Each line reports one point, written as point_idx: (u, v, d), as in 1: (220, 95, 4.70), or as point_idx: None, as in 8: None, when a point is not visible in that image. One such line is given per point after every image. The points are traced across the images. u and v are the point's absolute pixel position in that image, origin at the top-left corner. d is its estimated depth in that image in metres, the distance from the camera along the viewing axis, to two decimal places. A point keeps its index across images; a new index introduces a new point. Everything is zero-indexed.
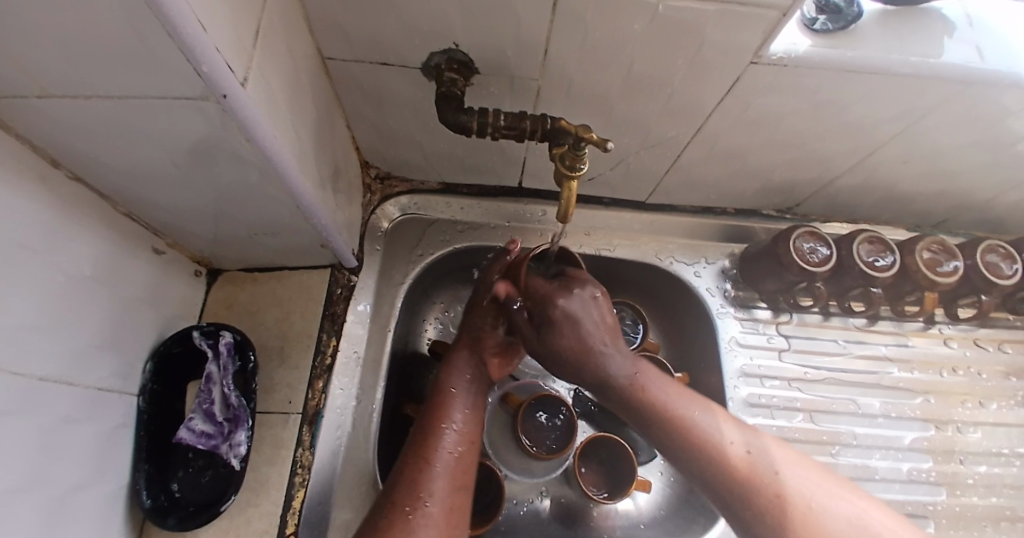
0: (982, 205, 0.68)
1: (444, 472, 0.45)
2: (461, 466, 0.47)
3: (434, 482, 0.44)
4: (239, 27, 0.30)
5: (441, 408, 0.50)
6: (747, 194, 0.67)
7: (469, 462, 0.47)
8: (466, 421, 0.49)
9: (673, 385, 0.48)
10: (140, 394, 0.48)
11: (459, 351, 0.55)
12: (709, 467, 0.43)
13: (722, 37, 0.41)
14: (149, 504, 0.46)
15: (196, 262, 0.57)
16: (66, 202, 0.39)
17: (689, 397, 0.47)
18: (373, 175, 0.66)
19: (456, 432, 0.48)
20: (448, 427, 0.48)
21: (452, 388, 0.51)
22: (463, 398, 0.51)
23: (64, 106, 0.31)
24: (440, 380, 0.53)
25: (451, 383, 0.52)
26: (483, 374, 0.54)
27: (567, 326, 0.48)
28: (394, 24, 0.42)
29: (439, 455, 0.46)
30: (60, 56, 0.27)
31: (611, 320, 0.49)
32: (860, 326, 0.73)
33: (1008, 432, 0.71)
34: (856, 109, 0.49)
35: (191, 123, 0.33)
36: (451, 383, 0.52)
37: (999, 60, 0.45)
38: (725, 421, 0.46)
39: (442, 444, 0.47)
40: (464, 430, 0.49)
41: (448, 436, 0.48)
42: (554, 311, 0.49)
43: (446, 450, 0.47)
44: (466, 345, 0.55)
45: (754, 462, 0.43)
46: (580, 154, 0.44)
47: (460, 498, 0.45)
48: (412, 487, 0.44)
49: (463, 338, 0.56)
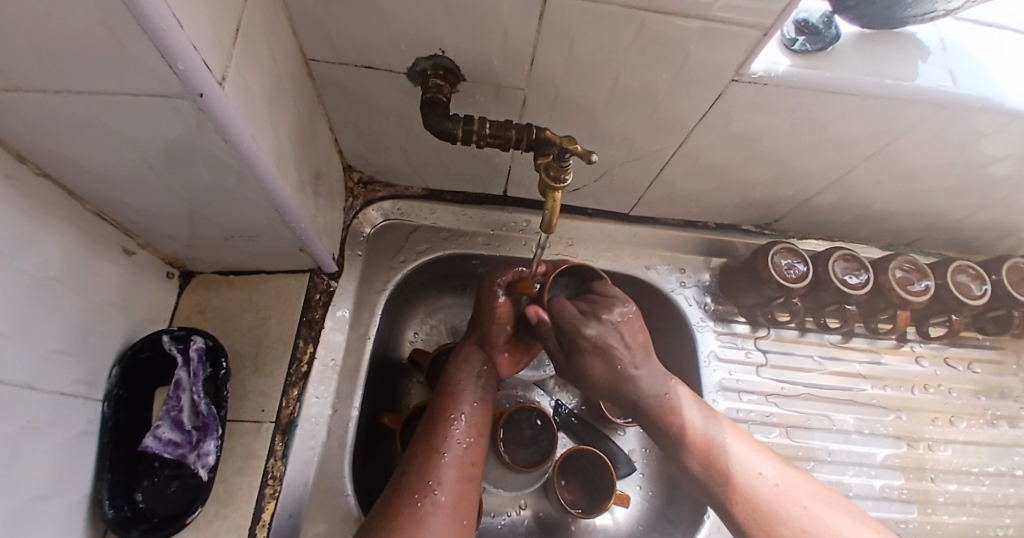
0: (954, 225, 0.70)
1: (454, 462, 0.46)
2: (469, 455, 0.47)
3: (443, 471, 0.45)
4: (217, 25, 0.29)
5: (452, 400, 0.51)
6: (728, 208, 0.68)
7: (477, 453, 0.48)
8: (474, 413, 0.50)
9: (693, 402, 0.51)
10: (105, 400, 0.46)
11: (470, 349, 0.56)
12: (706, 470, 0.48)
13: (705, 55, 0.41)
14: (112, 515, 0.44)
15: (168, 264, 0.55)
16: (32, 199, 0.37)
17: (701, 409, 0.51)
18: (356, 179, 0.65)
19: (465, 423, 0.49)
20: (458, 417, 0.49)
21: (462, 382, 0.52)
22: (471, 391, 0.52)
23: (33, 101, 0.30)
24: (450, 372, 0.53)
25: (461, 376, 0.53)
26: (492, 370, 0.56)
27: (597, 355, 0.51)
28: (381, 29, 0.41)
29: (450, 443, 0.47)
30: (29, 49, 0.26)
31: (643, 340, 0.52)
32: (835, 342, 0.74)
33: (977, 450, 0.73)
34: (832, 129, 0.50)
35: (163, 122, 0.32)
36: (461, 375, 0.53)
37: (970, 85, 0.47)
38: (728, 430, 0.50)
39: (453, 434, 0.48)
40: (472, 423, 0.50)
41: (457, 427, 0.48)
42: (583, 341, 0.50)
43: (456, 439, 0.48)
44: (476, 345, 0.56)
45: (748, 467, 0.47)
46: (564, 165, 0.44)
47: (468, 487, 0.46)
48: (423, 475, 0.45)
49: (473, 336, 0.57)
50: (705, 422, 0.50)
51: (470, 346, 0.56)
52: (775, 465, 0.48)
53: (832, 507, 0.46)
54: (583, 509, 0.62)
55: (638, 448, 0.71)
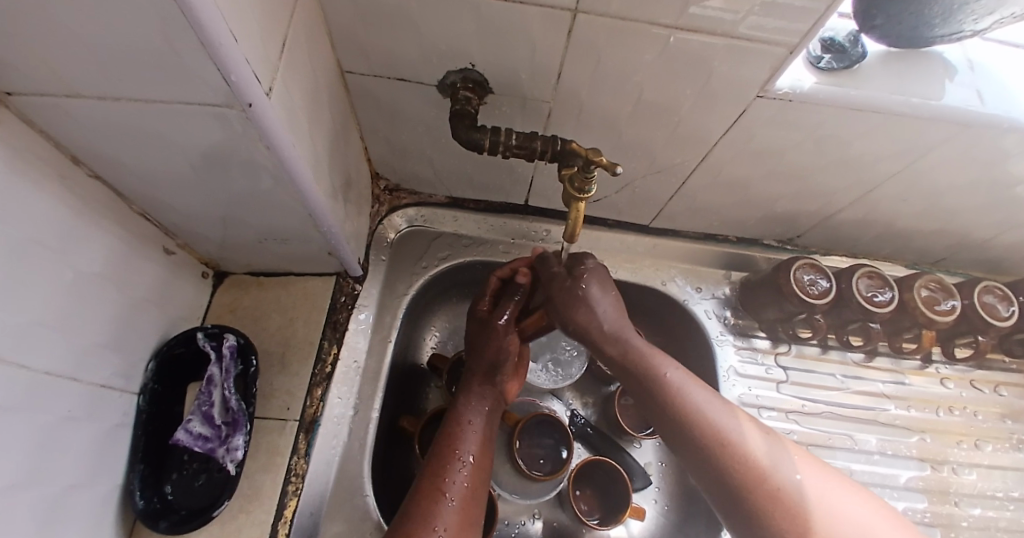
0: (982, 244, 0.69)
1: (458, 505, 0.45)
2: (472, 496, 0.47)
3: (446, 514, 0.44)
4: (266, 39, 0.31)
5: (456, 440, 0.51)
6: (749, 223, 0.68)
7: (480, 498, 0.47)
8: (477, 455, 0.50)
9: (684, 373, 0.47)
10: (140, 394, 0.48)
11: (474, 383, 0.56)
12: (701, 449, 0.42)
13: (728, 71, 0.42)
14: (142, 505, 0.45)
15: (203, 264, 0.57)
16: (83, 199, 0.39)
17: (699, 387, 0.45)
18: (382, 187, 0.67)
19: (469, 465, 0.48)
20: (463, 459, 0.49)
21: (467, 421, 0.52)
22: (477, 431, 0.52)
23: (95, 108, 0.32)
24: (454, 411, 0.54)
25: (465, 415, 0.53)
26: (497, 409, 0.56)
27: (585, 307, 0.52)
28: (415, 43, 0.43)
29: (453, 486, 0.46)
30: (96, 59, 0.28)
31: (619, 311, 0.52)
32: (858, 360, 0.73)
33: (1004, 475, 0.70)
34: (856, 146, 0.50)
35: (211, 129, 0.34)
36: (465, 414, 0.53)
37: (997, 104, 0.46)
38: (732, 412, 0.44)
39: (456, 476, 0.47)
40: (475, 466, 0.49)
41: (461, 469, 0.48)
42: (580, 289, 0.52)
43: (459, 483, 0.47)
44: (479, 380, 0.56)
45: (762, 457, 0.41)
46: (589, 177, 0.45)
47: (472, 533, 0.45)
48: (425, 515, 0.43)
49: (477, 372, 0.57)
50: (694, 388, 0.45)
51: (473, 384, 0.56)
52: (763, 429, 0.44)
53: (844, 493, 0.40)
54: (597, 520, 0.62)
55: (655, 462, 0.70)
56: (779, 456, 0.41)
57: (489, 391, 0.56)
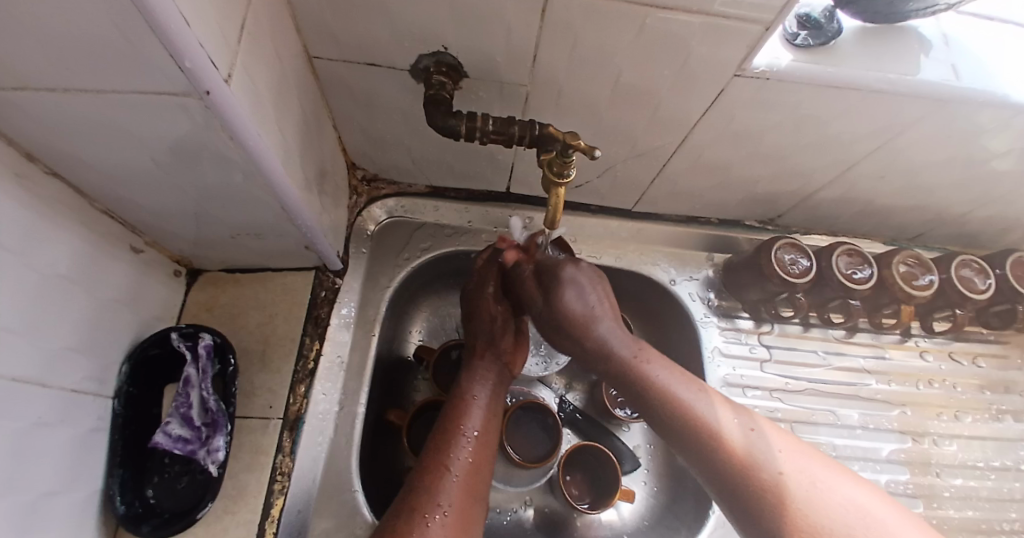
0: (958, 219, 0.70)
1: (461, 482, 0.45)
2: (476, 473, 0.47)
3: (449, 491, 0.44)
4: (223, 25, 0.30)
5: (460, 416, 0.51)
6: (731, 204, 0.68)
7: (484, 474, 0.47)
8: (483, 431, 0.50)
9: (678, 372, 0.47)
10: (115, 398, 0.47)
11: (480, 358, 0.56)
12: (695, 442, 0.43)
13: (706, 50, 0.42)
14: (123, 511, 0.44)
15: (176, 262, 0.56)
16: (42, 198, 0.38)
17: (696, 387, 0.46)
18: (359, 177, 0.65)
19: (473, 442, 0.48)
20: (466, 435, 0.49)
21: (471, 395, 0.52)
22: (481, 407, 0.52)
23: (43, 101, 0.30)
24: (460, 386, 0.53)
25: (471, 390, 0.53)
26: (502, 381, 0.55)
27: (573, 291, 0.51)
28: (385, 27, 0.41)
29: (457, 463, 0.46)
30: (39, 48, 0.26)
31: (609, 303, 0.52)
32: (839, 338, 0.74)
33: (982, 444, 0.73)
34: (835, 125, 0.50)
35: (169, 120, 0.32)
36: (471, 389, 0.53)
37: (973, 79, 0.47)
38: (726, 408, 0.45)
39: (460, 453, 0.47)
40: (480, 442, 0.49)
41: (465, 445, 0.48)
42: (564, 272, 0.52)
43: (463, 460, 0.47)
44: (484, 354, 0.56)
45: (754, 450, 0.42)
46: (567, 160, 0.44)
47: (475, 509, 0.45)
48: (428, 496, 0.44)
49: (481, 346, 0.57)
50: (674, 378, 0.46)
51: (479, 355, 0.56)
52: (758, 422, 0.44)
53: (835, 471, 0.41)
54: (588, 504, 0.62)
55: (643, 444, 0.71)
56: (769, 448, 0.42)
57: (495, 365, 0.56)
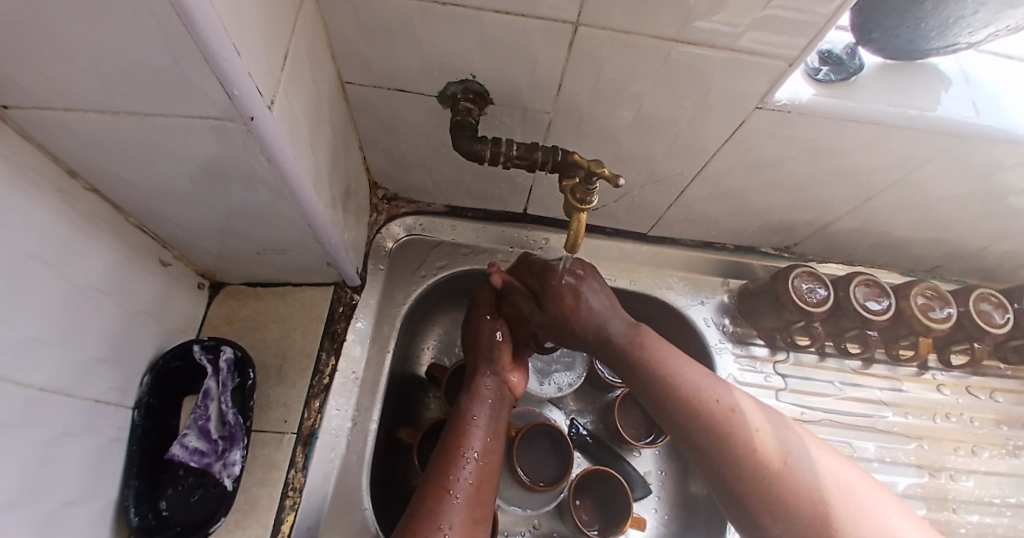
0: (975, 253, 0.69)
1: (463, 504, 0.45)
2: (477, 497, 0.46)
3: (452, 514, 0.44)
4: (269, 55, 0.31)
5: (462, 435, 0.50)
6: (746, 231, 0.68)
7: (486, 495, 0.47)
8: (484, 450, 0.50)
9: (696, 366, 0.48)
10: (136, 408, 0.47)
11: (483, 378, 0.55)
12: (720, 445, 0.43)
13: (728, 83, 0.42)
14: (137, 522, 0.44)
15: (200, 275, 0.57)
16: (80, 212, 0.39)
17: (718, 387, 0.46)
18: (380, 196, 0.67)
19: (475, 461, 0.48)
20: (468, 456, 0.49)
21: (473, 415, 0.52)
22: (482, 426, 0.52)
23: (92, 120, 0.32)
24: (462, 405, 0.53)
25: (472, 410, 0.52)
26: (503, 399, 0.55)
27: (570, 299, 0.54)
28: (416, 56, 0.43)
29: (459, 485, 0.46)
30: (96, 74, 0.27)
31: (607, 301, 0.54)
32: (855, 368, 0.74)
33: (1000, 481, 0.71)
34: (853, 157, 0.51)
35: (211, 142, 0.33)
36: (473, 410, 0.52)
37: (992, 116, 0.47)
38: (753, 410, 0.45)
39: (462, 474, 0.47)
40: (481, 461, 0.49)
41: (467, 465, 0.48)
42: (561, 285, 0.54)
43: (465, 480, 0.47)
44: (487, 374, 0.55)
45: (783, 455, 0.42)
46: (591, 188, 0.45)
47: (477, 530, 0.45)
48: (432, 518, 0.43)
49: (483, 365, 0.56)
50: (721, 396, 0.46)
51: (482, 375, 0.55)
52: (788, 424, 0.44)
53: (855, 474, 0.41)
54: (598, 531, 0.61)
55: (654, 470, 0.70)
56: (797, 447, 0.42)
57: (498, 383, 0.55)
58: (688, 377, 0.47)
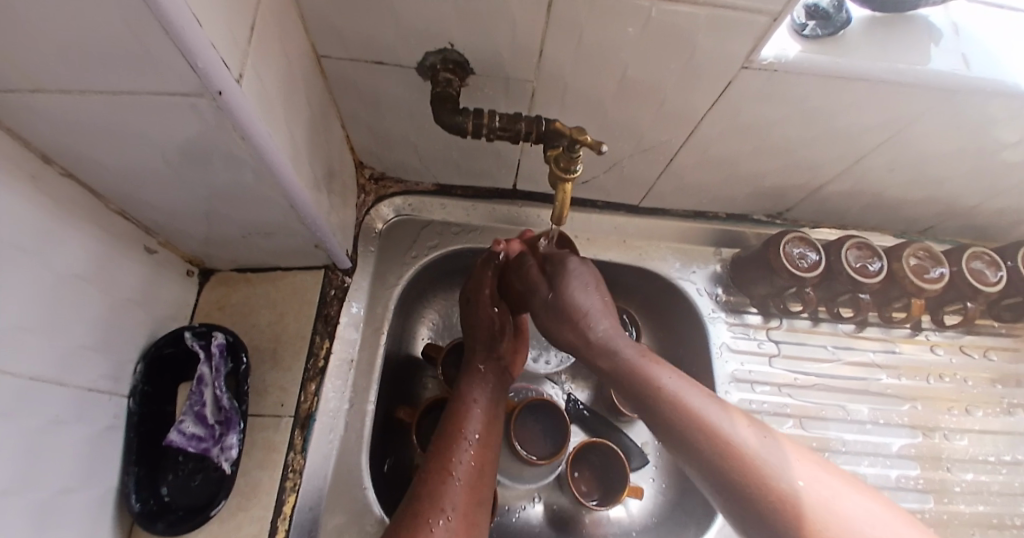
0: (969, 211, 0.69)
1: (464, 485, 0.46)
2: (480, 478, 0.47)
3: (454, 495, 0.44)
4: (234, 26, 0.30)
5: (460, 422, 0.51)
6: (738, 199, 0.68)
7: (486, 478, 0.48)
8: (484, 435, 0.50)
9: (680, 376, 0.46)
10: (130, 396, 0.48)
11: (477, 366, 0.56)
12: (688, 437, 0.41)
13: (713, 42, 0.41)
14: (139, 507, 0.45)
15: (187, 262, 0.56)
16: (57, 199, 0.38)
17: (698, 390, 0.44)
18: (367, 175, 0.66)
19: (474, 445, 0.49)
20: (467, 440, 0.49)
21: (471, 402, 0.52)
22: (480, 412, 0.52)
23: (57, 102, 0.31)
24: (459, 393, 0.54)
25: (468, 397, 0.53)
26: (501, 384, 0.56)
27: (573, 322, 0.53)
28: (391, 26, 0.42)
29: (459, 467, 0.47)
30: (51, 50, 0.26)
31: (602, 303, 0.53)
32: (849, 332, 0.74)
33: (995, 439, 0.72)
34: (843, 116, 0.50)
35: (181, 120, 0.33)
36: (470, 397, 0.53)
37: (983, 68, 0.46)
38: (734, 416, 0.42)
39: (462, 457, 0.48)
40: (481, 446, 0.49)
41: (467, 449, 0.48)
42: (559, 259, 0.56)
43: (465, 463, 0.47)
44: (482, 360, 0.57)
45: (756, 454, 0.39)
46: (574, 156, 0.44)
47: (478, 511, 0.45)
48: (433, 500, 0.44)
49: (479, 352, 0.57)
50: (701, 402, 0.43)
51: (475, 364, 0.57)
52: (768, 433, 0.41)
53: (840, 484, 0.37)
54: (597, 500, 0.62)
55: (651, 441, 0.71)
56: (774, 453, 0.39)
57: (496, 370, 0.57)
58: (669, 383, 0.44)
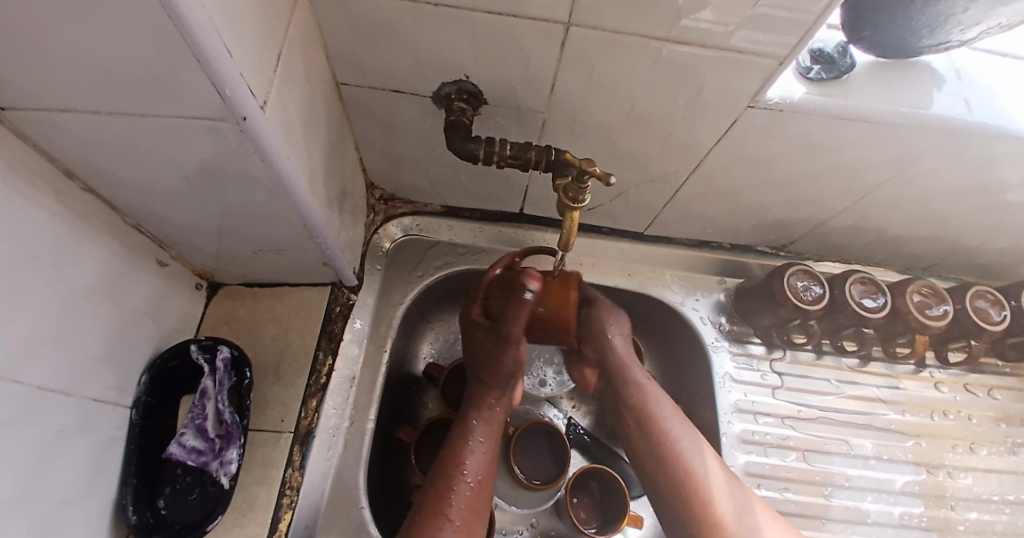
0: (973, 250, 0.69)
1: (459, 527, 0.45)
2: (473, 520, 0.46)
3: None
4: (261, 56, 0.31)
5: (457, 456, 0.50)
6: (742, 230, 0.68)
7: (481, 515, 0.47)
8: (482, 470, 0.49)
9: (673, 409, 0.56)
10: (134, 407, 0.48)
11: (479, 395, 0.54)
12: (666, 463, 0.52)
13: (721, 81, 0.43)
14: (135, 520, 0.45)
15: (198, 275, 0.57)
16: (78, 213, 0.39)
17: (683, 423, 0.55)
18: (377, 196, 0.67)
19: (472, 481, 0.48)
20: (465, 476, 0.48)
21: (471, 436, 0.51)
22: (479, 446, 0.51)
23: (85, 121, 0.32)
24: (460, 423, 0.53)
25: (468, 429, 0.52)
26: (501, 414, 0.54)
27: None
28: (409, 56, 0.43)
29: (455, 507, 0.46)
30: (87, 76, 0.28)
31: None
32: (852, 366, 0.74)
33: (1000, 478, 0.71)
34: (847, 153, 0.51)
35: (205, 143, 0.34)
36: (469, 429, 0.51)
37: (985, 113, 0.47)
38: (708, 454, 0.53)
39: (458, 495, 0.47)
40: (479, 483, 0.48)
41: (463, 485, 0.48)
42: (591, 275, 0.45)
43: (460, 502, 0.46)
44: (485, 388, 0.55)
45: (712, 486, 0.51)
46: (583, 187, 0.45)
47: None
48: None
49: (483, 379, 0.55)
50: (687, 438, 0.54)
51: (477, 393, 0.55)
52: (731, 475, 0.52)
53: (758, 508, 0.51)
54: (596, 529, 0.61)
55: None
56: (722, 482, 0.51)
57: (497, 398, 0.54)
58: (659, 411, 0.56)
